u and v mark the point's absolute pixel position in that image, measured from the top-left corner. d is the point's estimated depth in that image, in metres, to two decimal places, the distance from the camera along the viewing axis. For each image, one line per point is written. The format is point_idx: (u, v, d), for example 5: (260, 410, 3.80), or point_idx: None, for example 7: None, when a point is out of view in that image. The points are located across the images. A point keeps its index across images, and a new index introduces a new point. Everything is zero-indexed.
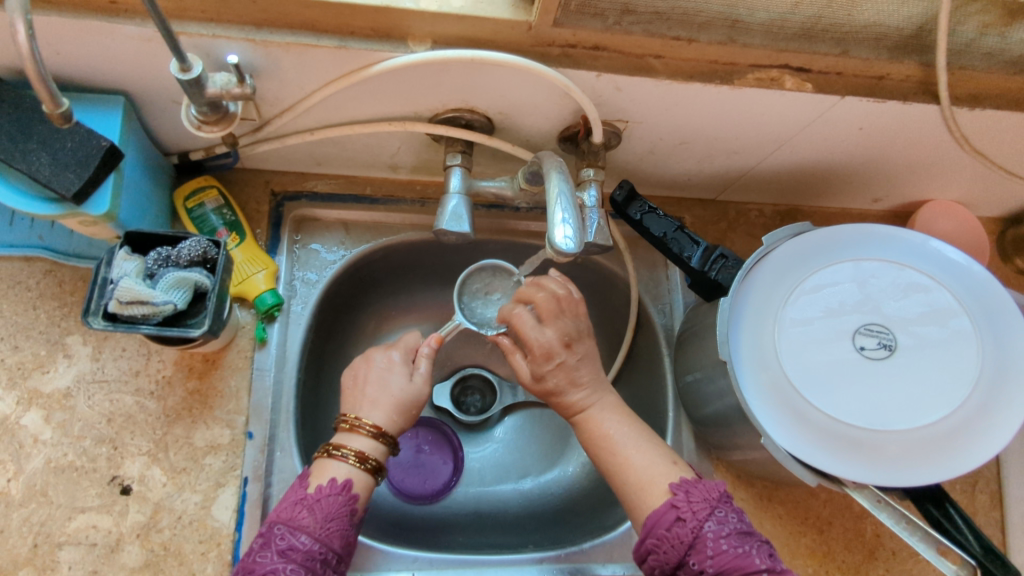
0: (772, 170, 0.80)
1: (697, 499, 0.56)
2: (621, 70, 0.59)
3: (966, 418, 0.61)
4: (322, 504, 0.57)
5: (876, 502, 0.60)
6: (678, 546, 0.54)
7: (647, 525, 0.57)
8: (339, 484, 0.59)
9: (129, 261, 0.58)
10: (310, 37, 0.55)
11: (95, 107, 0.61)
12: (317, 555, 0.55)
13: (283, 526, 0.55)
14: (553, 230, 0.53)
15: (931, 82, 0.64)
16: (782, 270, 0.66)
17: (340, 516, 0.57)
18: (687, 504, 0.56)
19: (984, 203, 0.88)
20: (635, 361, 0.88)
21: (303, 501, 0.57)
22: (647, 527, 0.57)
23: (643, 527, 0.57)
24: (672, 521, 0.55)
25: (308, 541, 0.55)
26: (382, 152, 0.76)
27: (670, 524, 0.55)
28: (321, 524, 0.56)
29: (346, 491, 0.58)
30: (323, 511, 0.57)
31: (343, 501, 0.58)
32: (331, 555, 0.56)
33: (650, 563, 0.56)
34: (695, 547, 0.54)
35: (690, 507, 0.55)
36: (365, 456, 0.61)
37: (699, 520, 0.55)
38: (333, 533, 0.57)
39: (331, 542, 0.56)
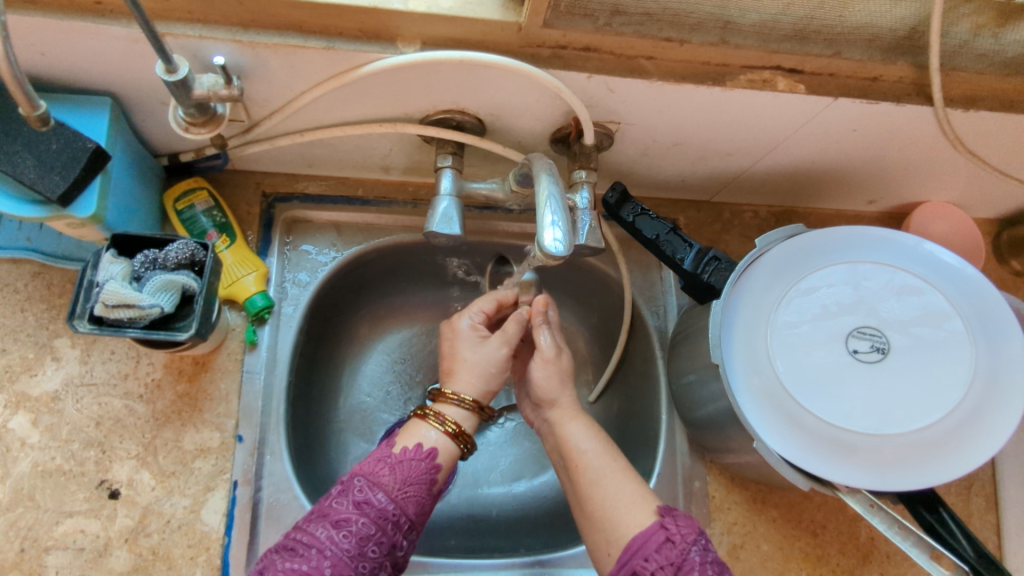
0: (765, 171, 0.80)
1: (684, 524, 0.55)
2: (612, 71, 0.59)
3: (959, 422, 0.60)
4: (403, 467, 0.57)
5: (869, 506, 0.59)
6: (665, 566, 0.52)
7: (632, 547, 0.54)
8: (424, 451, 0.59)
9: (115, 263, 0.57)
10: (298, 38, 0.55)
11: (82, 108, 0.60)
12: (390, 515, 0.54)
13: (364, 479, 0.56)
14: (543, 232, 0.53)
15: (925, 83, 0.63)
16: (775, 272, 0.65)
17: (418, 482, 0.57)
18: (676, 527, 0.54)
19: (979, 205, 0.88)
20: (629, 363, 0.88)
21: (387, 460, 0.58)
22: (631, 548, 0.54)
23: (626, 548, 0.55)
24: (661, 542, 0.54)
25: (384, 499, 0.55)
26: (373, 153, 0.75)
27: (658, 545, 0.54)
28: (399, 486, 0.56)
29: (430, 459, 0.59)
30: (403, 474, 0.57)
31: (424, 469, 0.58)
32: (402, 520, 0.55)
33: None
34: (682, 569, 0.52)
35: (679, 530, 0.54)
36: (456, 426, 0.61)
37: (689, 543, 0.53)
38: (408, 498, 0.56)
39: (405, 507, 0.56)
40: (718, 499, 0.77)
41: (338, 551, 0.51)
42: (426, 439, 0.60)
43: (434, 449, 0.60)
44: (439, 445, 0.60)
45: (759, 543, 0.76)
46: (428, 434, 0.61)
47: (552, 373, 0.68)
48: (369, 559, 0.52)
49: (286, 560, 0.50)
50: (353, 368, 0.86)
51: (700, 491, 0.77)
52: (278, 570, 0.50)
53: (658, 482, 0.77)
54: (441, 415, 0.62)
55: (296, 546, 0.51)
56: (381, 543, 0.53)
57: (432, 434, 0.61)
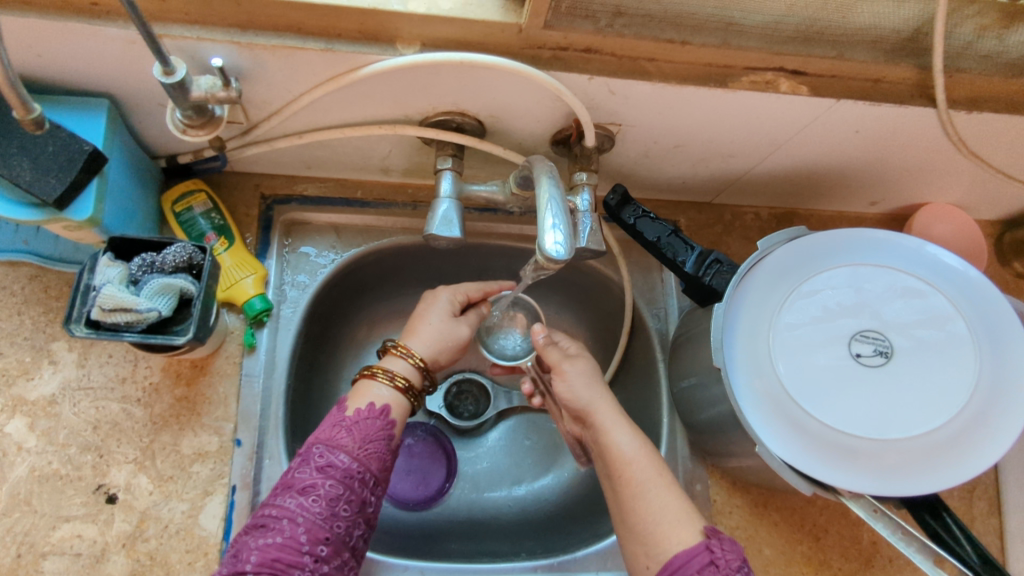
0: (767, 173, 0.80)
1: (730, 552, 0.53)
2: (613, 73, 0.58)
3: (963, 426, 0.60)
4: (360, 427, 0.57)
5: (873, 512, 0.59)
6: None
7: (673, 563, 0.53)
8: (377, 408, 0.59)
9: (112, 267, 0.57)
10: (297, 39, 0.54)
11: (78, 110, 0.60)
12: (355, 474, 0.54)
13: (323, 445, 0.55)
14: (544, 235, 0.52)
15: (928, 85, 0.63)
16: (777, 275, 0.65)
17: (378, 439, 0.57)
18: (723, 551, 0.52)
19: (981, 206, 0.88)
20: (630, 366, 0.87)
21: (342, 423, 0.57)
22: (675, 566, 0.53)
23: (666, 564, 0.53)
24: (703, 564, 0.52)
25: (346, 459, 0.55)
26: (373, 155, 0.75)
27: (701, 567, 0.52)
28: (360, 445, 0.56)
29: (384, 415, 0.59)
30: (361, 433, 0.57)
31: (381, 425, 0.58)
32: (369, 477, 0.55)
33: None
34: None
35: (725, 555, 0.52)
36: (405, 380, 0.63)
37: (732, 568, 0.51)
38: (370, 455, 0.56)
39: (369, 464, 0.56)
40: (720, 503, 0.77)
41: (311, 516, 0.51)
42: (371, 391, 0.61)
43: (386, 405, 0.60)
44: (391, 400, 0.61)
45: (761, 548, 0.75)
46: (380, 390, 0.61)
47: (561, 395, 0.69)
48: (343, 518, 0.52)
49: (260, 537, 0.49)
50: (352, 370, 0.86)
51: (702, 495, 0.77)
52: (253, 547, 0.49)
53: None
54: (389, 371, 0.63)
55: (267, 521, 0.50)
56: (351, 502, 0.53)
57: (384, 390, 0.62)
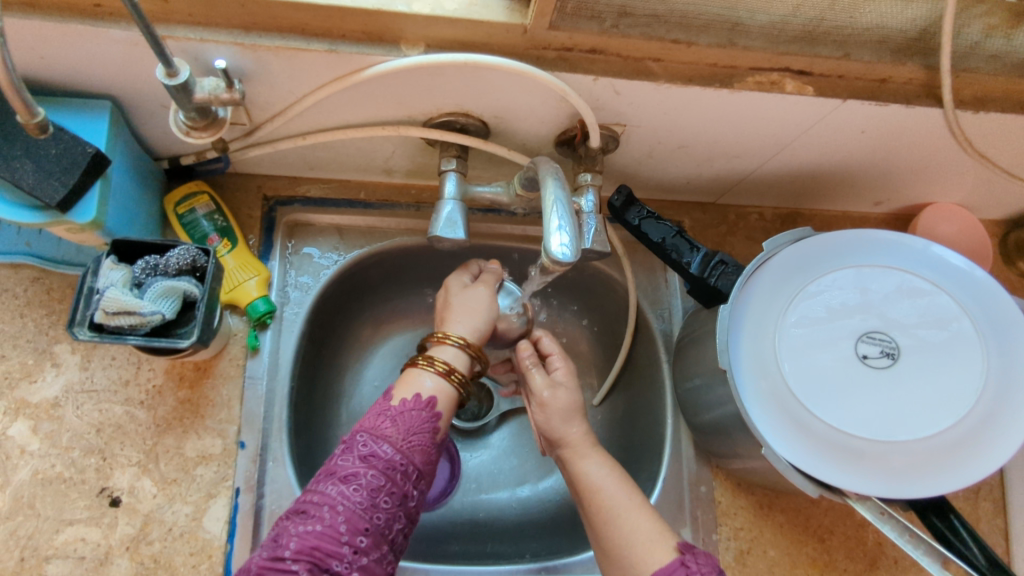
0: (772, 173, 0.79)
1: (705, 564, 0.53)
2: (619, 73, 0.58)
3: (971, 428, 0.60)
4: (405, 418, 0.55)
5: (879, 515, 0.58)
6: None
7: None
8: (423, 400, 0.57)
9: (115, 270, 0.56)
10: (300, 41, 0.54)
11: (80, 112, 0.60)
12: (397, 466, 0.53)
13: (367, 434, 0.54)
14: (550, 237, 0.52)
15: (935, 85, 0.62)
16: (783, 276, 0.65)
17: (422, 431, 0.56)
18: (697, 564, 0.53)
19: (986, 206, 0.88)
20: (634, 367, 0.87)
21: (388, 412, 0.56)
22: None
23: None
24: None
25: (389, 450, 0.53)
26: (376, 156, 0.74)
27: None
28: (403, 437, 0.54)
29: (429, 407, 0.57)
30: (406, 424, 0.55)
31: (426, 417, 0.56)
32: (411, 470, 0.53)
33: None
34: None
35: (699, 566, 0.52)
36: (447, 365, 0.60)
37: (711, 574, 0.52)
38: (414, 447, 0.55)
39: (413, 456, 0.54)
40: (724, 504, 0.76)
41: (351, 505, 0.50)
42: (423, 386, 0.58)
43: (432, 397, 0.58)
44: (437, 391, 0.59)
45: (765, 549, 0.75)
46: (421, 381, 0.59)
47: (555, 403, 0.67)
48: (382, 510, 0.51)
49: (300, 524, 0.49)
50: (356, 371, 0.86)
51: (706, 496, 0.76)
52: (292, 534, 0.48)
53: (664, 489, 0.76)
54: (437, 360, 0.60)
55: (307, 507, 0.49)
56: (393, 494, 0.52)
57: (437, 382, 0.59)
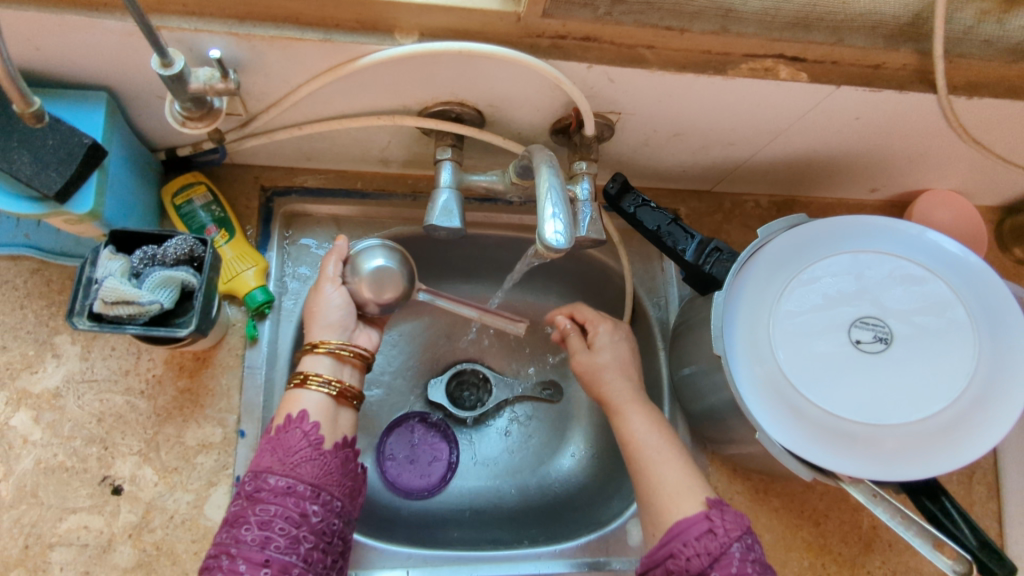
0: (767, 160, 0.79)
1: (730, 519, 0.54)
2: (613, 61, 0.58)
3: (962, 410, 0.60)
4: (281, 442, 0.57)
5: (872, 497, 0.59)
6: (702, 556, 0.53)
7: (674, 529, 0.55)
8: (295, 418, 0.59)
9: (114, 260, 0.56)
10: (295, 30, 0.54)
11: (76, 103, 0.60)
12: (285, 491, 0.55)
13: (251, 471, 0.56)
14: (544, 224, 0.52)
15: (929, 71, 0.62)
16: (777, 262, 0.65)
17: (303, 448, 0.57)
18: (721, 520, 0.54)
19: (982, 192, 0.88)
20: (631, 354, 0.87)
21: (265, 443, 0.58)
22: (683, 526, 0.55)
23: (668, 530, 0.55)
24: (702, 531, 0.54)
25: (275, 479, 0.55)
26: (372, 146, 0.74)
27: (700, 534, 0.54)
28: (285, 461, 0.56)
29: (302, 423, 0.58)
30: (284, 448, 0.57)
31: (305, 435, 0.58)
32: (302, 488, 0.55)
33: (665, 569, 0.54)
34: (720, 561, 0.52)
35: (724, 523, 0.54)
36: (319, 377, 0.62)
37: (731, 538, 0.53)
38: (301, 467, 0.56)
39: (301, 475, 0.56)
40: (721, 489, 0.77)
41: (245, 544, 0.52)
42: (299, 404, 0.60)
43: (304, 411, 0.60)
44: (314, 406, 0.60)
45: (762, 533, 0.76)
46: (304, 400, 0.61)
47: None
48: (280, 537, 0.53)
49: (209, 573, 0.52)
50: None
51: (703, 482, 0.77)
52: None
53: None
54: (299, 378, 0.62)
55: (210, 561, 0.53)
56: (288, 518, 0.54)
57: (311, 396, 0.61)
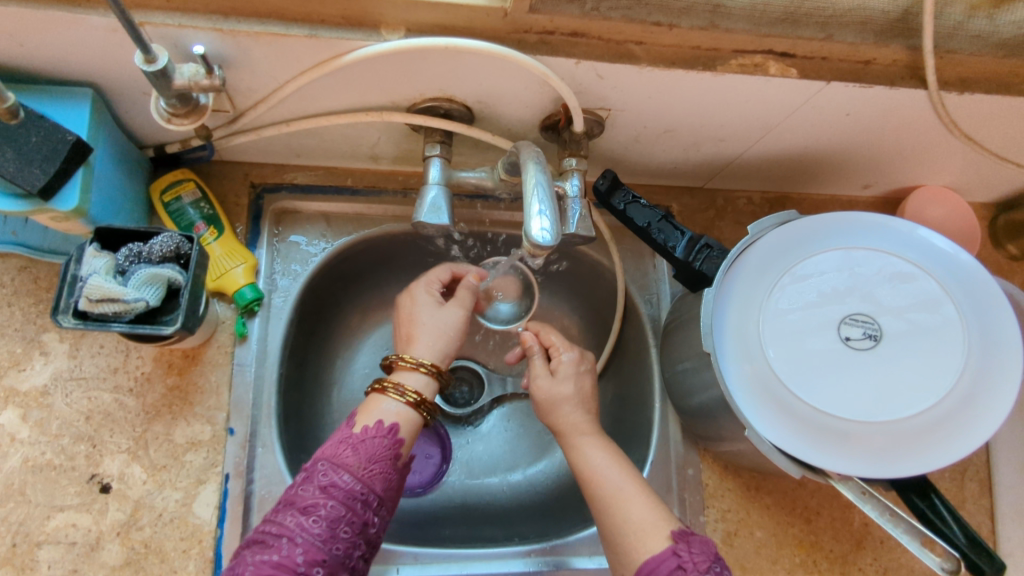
0: (758, 157, 0.79)
1: (698, 551, 0.53)
2: (601, 57, 0.58)
3: (952, 407, 0.60)
4: (366, 446, 0.57)
5: (860, 494, 0.59)
6: None
7: (643, 570, 0.53)
8: (385, 427, 0.59)
9: (99, 258, 0.56)
10: (280, 26, 0.54)
11: (62, 99, 0.60)
12: (358, 495, 0.54)
13: (327, 463, 0.55)
14: (530, 222, 0.52)
15: (919, 66, 0.62)
16: (768, 259, 0.65)
17: (383, 458, 0.57)
18: (690, 554, 0.52)
19: (975, 189, 0.88)
20: (623, 352, 0.87)
21: (348, 441, 0.57)
22: (656, 560, 0.53)
23: (637, 573, 0.53)
24: (672, 569, 0.52)
25: (349, 479, 0.54)
26: (361, 143, 0.74)
27: (670, 571, 0.52)
28: (364, 465, 0.56)
29: (392, 434, 0.58)
30: (367, 453, 0.56)
31: (387, 445, 0.58)
32: (371, 497, 0.55)
33: None
34: None
35: (692, 557, 0.52)
36: (416, 395, 0.62)
37: (700, 570, 0.51)
38: (375, 475, 0.56)
39: (373, 484, 0.55)
40: (712, 487, 0.77)
41: (310, 535, 0.51)
42: (388, 414, 0.60)
43: (394, 423, 0.59)
44: (398, 417, 0.60)
45: (752, 531, 0.76)
46: (391, 410, 0.61)
47: (544, 389, 0.68)
48: (342, 540, 0.52)
49: (259, 552, 0.50)
50: (346, 359, 0.86)
51: (694, 479, 0.77)
52: (249, 563, 0.49)
53: (652, 471, 0.77)
54: (399, 385, 0.62)
55: (266, 539, 0.51)
56: (352, 523, 0.53)
57: (398, 409, 0.61)
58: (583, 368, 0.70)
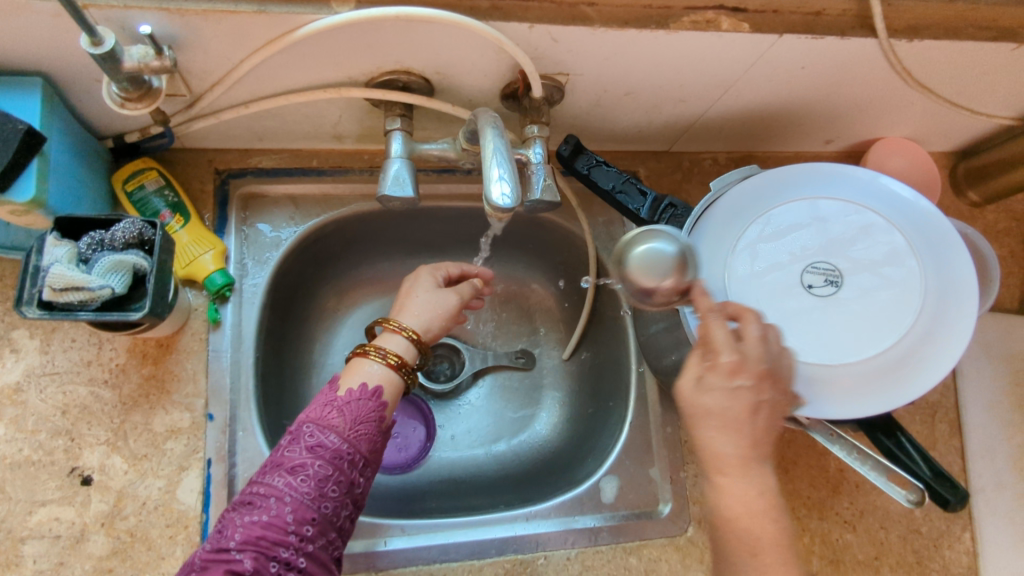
0: (721, 116, 0.80)
1: None
2: (553, 20, 0.58)
3: (913, 347, 0.61)
4: (352, 407, 0.57)
5: (829, 436, 0.61)
6: None
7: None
8: (368, 390, 0.59)
9: (59, 246, 0.56)
10: (227, 3, 0.53)
11: (12, 89, 0.59)
12: (344, 455, 0.54)
13: (313, 425, 0.55)
14: (490, 187, 0.53)
15: (868, 15, 0.63)
16: (731, 214, 0.66)
17: (369, 420, 0.57)
18: None
19: (934, 138, 0.89)
20: (599, 318, 0.88)
21: (334, 402, 0.57)
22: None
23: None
24: None
25: (336, 440, 0.55)
26: (323, 122, 0.74)
27: None
28: (350, 426, 0.56)
29: (375, 397, 0.58)
30: (352, 414, 0.57)
31: (372, 406, 0.58)
32: (358, 458, 0.55)
33: None
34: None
35: None
36: (398, 358, 0.62)
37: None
38: (361, 436, 0.56)
39: (359, 445, 0.56)
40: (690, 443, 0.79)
41: (298, 495, 0.52)
42: (370, 376, 0.60)
43: (378, 385, 0.60)
44: (382, 379, 0.60)
45: None
46: (372, 370, 0.60)
47: None
48: (330, 499, 0.53)
49: (248, 514, 0.51)
50: (324, 340, 0.87)
51: (673, 437, 0.79)
52: (239, 525, 0.50)
53: (630, 432, 0.79)
54: (381, 348, 0.62)
55: (253, 499, 0.51)
56: (340, 482, 0.54)
57: (374, 368, 0.61)
58: (741, 382, 0.49)
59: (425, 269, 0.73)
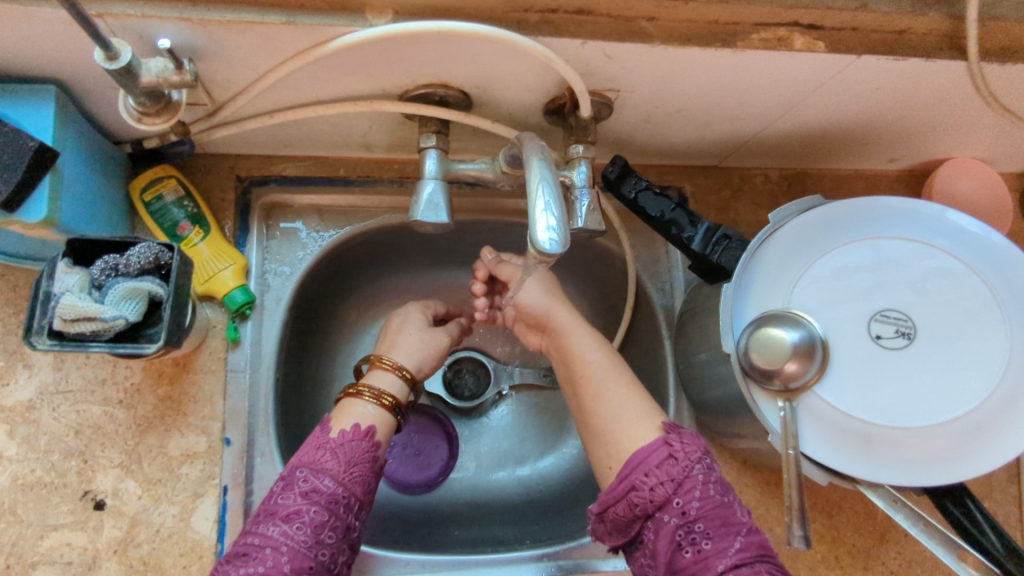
0: (778, 134, 0.74)
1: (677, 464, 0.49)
2: (609, 36, 0.53)
3: (992, 413, 0.55)
4: (346, 449, 0.54)
5: (892, 503, 0.55)
6: (665, 483, 0.48)
7: (631, 461, 0.51)
8: (362, 430, 0.56)
9: (71, 274, 0.52)
10: (254, 13, 0.49)
11: (23, 98, 0.55)
12: (340, 499, 0.51)
13: (306, 469, 0.52)
14: (536, 219, 0.47)
15: (959, 36, 0.57)
16: (791, 252, 0.60)
17: (363, 462, 0.54)
18: (681, 444, 0.50)
19: (1008, 160, 0.82)
20: (633, 341, 0.84)
21: (327, 445, 0.54)
22: (610, 493, 0.51)
23: (626, 463, 0.51)
24: (663, 458, 0.50)
25: (331, 483, 0.51)
26: (352, 131, 0.69)
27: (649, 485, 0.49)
28: (345, 469, 0.53)
29: (369, 437, 0.55)
30: (347, 455, 0.53)
31: (366, 447, 0.55)
32: (353, 502, 0.52)
33: (628, 501, 0.49)
34: (684, 486, 0.48)
35: (684, 448, 0.50)
36: (391, 398, 0.59)
37: (693, 461, 0.49)
38: (355, 478, 0.53)
39: (355, 488, 0.53)
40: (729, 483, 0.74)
41: (294, 544, 0.48)
42: (362, 417, 0.57)
43: (371, 426, 0.56)
44: (374, 419, 0.57)
45: (772, 527, 0.73)
46: (364, 411, 0.57)
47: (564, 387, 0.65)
48: (327, 546, 0.49)
49: (242, 567, 0.46)
50: (346, 356, 0.83)
51: None
52: None
53: None
54: (374, 388, 0.59)
55: (247, 551, 0.47)
56: (336, 528, 0.50)
57: (365, 409, 0.58)
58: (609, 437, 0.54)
59: (410, 307, 0.72)
